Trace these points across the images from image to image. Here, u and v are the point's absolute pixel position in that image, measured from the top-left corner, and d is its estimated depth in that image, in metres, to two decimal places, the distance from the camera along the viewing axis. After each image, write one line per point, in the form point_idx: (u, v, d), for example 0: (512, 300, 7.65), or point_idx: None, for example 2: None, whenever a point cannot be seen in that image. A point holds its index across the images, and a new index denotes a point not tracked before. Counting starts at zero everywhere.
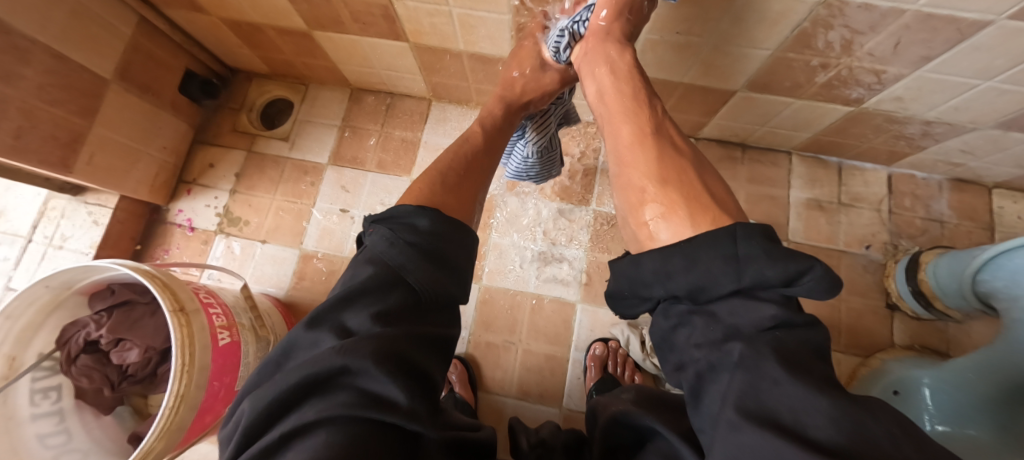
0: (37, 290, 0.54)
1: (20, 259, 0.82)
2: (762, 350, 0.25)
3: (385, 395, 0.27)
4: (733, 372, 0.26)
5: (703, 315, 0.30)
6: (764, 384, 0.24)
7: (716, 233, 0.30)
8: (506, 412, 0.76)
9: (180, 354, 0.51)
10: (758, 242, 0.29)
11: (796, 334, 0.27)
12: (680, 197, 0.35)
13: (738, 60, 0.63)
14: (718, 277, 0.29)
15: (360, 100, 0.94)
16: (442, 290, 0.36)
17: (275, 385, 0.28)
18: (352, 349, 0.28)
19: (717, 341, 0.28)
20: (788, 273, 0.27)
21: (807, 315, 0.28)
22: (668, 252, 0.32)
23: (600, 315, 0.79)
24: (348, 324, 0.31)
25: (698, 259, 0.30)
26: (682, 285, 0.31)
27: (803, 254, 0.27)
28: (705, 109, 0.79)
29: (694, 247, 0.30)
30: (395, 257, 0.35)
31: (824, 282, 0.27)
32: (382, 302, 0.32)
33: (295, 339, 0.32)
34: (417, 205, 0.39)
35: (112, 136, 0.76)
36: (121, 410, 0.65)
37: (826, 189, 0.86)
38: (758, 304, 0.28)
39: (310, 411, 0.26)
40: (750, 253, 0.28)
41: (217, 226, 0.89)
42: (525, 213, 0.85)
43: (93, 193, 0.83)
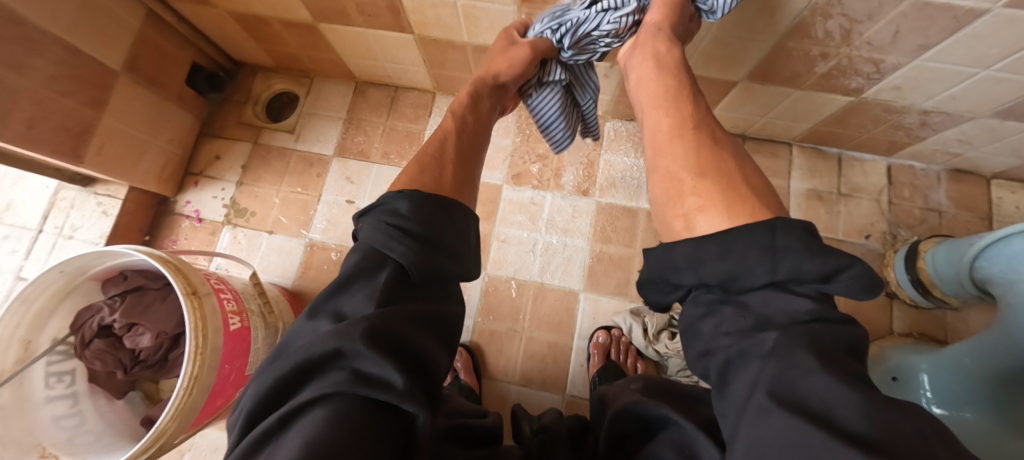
0: (52, 275, 0.55)
1: (30, 249, 0.83)
2: (794, 341, 0.26)
3: (376, 373, 0.27)
4: (764, 361, 0.26)
5: (736, 305, 0.31)
6: (795, 373, 0.24)
7: (755, 226, 0.31)
8: (510, 398, 0.77)
9: (194, 337, 0.52)
10: (798, 235, 0.30)
11: (833, 331, 0.27)
12: (719, 186, 0.37)
13: (739, 50, 0.64)
14: (756, 267, 0.30)
15: (364, 92, 0.95)
16: (432, 271, 0.36)
17: (273, 371, 0.29)
18: (342, 332, 0.29)
19: (749, 329, 0.29)
20: (828, 269, 0.28)
21: (844, 316, 0.29)
22: (705, 243, 0.33)
23: (603, 304, 0.80)
24: (342, 310, 0.32)
25: (736, 249, 0.31)
26: (715, 274, 0.32)
27: (843, 252, 0.28)
28: (706, 100, 0.80)
29: (734, 237, 0.32)
30: (382, 243, 0.36)
31: (861, 280, 0.28)
32: (373, 285, 0.33)
33: (295, 330, 0.33)
34: (396, 192, 0.40)
35: (120, 128, 0.77)
36: (133, 396, 0.66)
37: (825, 179, 0.87)
38: (794, 297, 0.29)
39: (307, 393, 0.27)
40: (791, 244, 0.29)
41: (224, 217, 0.90)
42: (528, 203, 0.86)
43: (102, 184, 0.84)
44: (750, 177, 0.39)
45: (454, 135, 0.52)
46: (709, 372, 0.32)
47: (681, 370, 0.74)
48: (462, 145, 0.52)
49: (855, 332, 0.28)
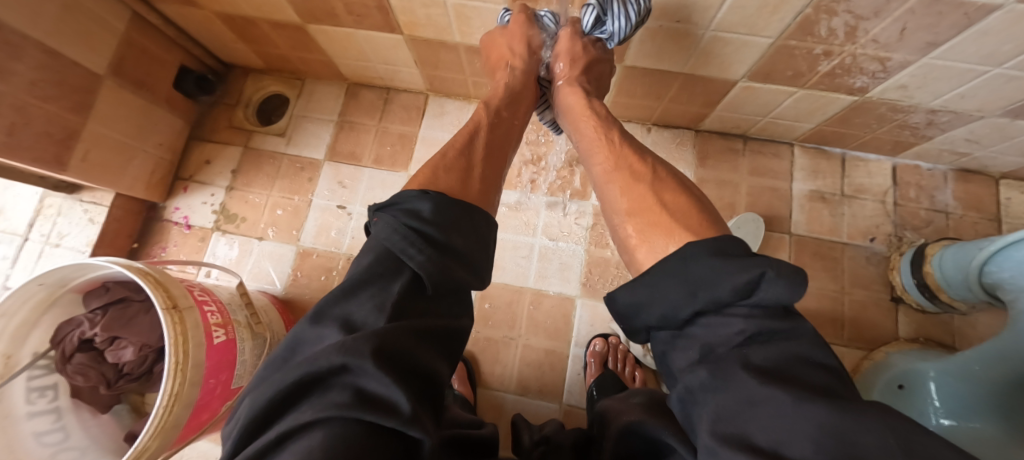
0: (31, 288, 0.53)
1: (17, 257, 0.81)
2: (735, 367, 0.26)
3: (384, 394, 0.25)
4: (712, 392, 0.26)
5: (684, 338, 0.31)
6: (739, 406, 0.24)
7: (669, 262, 0.32)
8: (506, 408, 0.75)
9: (173, 353, 0.50)
10: (705, 260, 0.30)
11: (773, 344, 0.26)
12: (643, 224, 0.39)
13: (738, 49, 0.62)
14: (678, 302, 0.31)
15: (357, 94, 0.93)
16: (447, 282, 0.34)
17: (273, 383, 0.27)
18: (351, 347, 0.26)
19: (699, 361, 0.29)
20: (742, 283, 0.27)
21: (793, 319, 0.28)
22: (637, 285, 0.34)
23: (600, 310, 0.78)
24: (350, 318, 0.30)
25: (659, 290, 0.32)
26: (653, 315, 0.33)
27: (753, 260, 0.28)
28: (706, 100, 0.78)
29: (655, 278, 0.33)
30: (396, 246, 0.33)
31: (783, 285, 0.27)
32: (383, 295, 0.31)
33: (299, 333, 0.30)
34: (420, 191, 0.37)
35: (106, 133, 0.75)
36: (120, 409, 0.65)
37: (829, 180, 0.84)
38: (728, 319, 0.28)
39: (306, 412, 0.25)
40: (702, 276, 0.29)
41: (214, 224, 0.88)
42: (524, 207, 0.84)
43: (89, 191, 0.83)
44: (671, 201, 0.39)
45: (488, 128, 0.52)
46: (676, 402, 0.31)
47: None
48: (489, 147, 0.50)
49: (801, 334, 0.27)
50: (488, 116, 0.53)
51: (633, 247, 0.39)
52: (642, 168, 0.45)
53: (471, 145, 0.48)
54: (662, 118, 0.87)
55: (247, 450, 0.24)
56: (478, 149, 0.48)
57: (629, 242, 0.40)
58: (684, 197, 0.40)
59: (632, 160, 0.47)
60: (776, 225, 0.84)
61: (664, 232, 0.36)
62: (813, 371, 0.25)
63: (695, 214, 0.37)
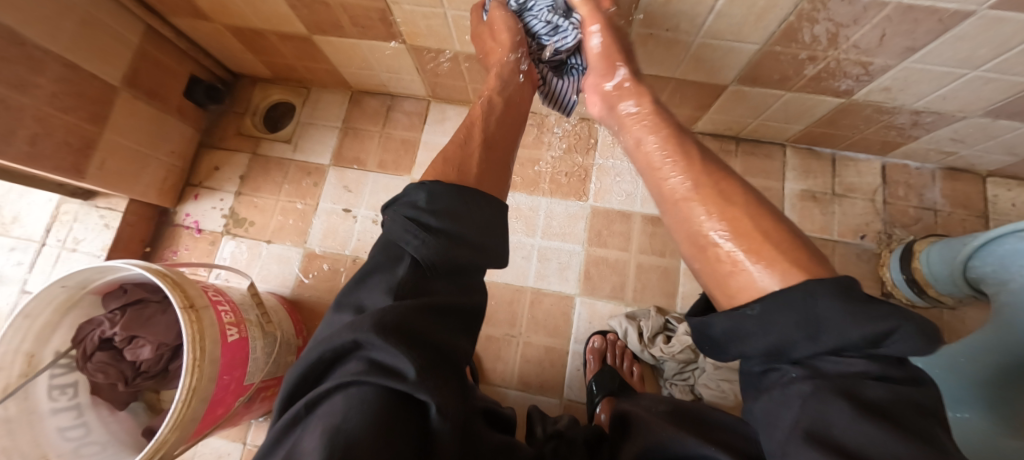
0: (55, 290, 0.56)
1: (35, 262, 0.85)
2: (843, 399, 0.25)
3: (391, 362, 0.28)
4: (810, 425, 0.26)
5: (786, 368, 0.29)
6: (846, 435, 0.24)
7: (790, 294, 0.29)
8: (507, 403, 0.77)
9: (190, 349, 0.53)
10: (839, 302, 0.27)
11: (891, 391, 0.25)
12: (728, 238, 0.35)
13: (727, 55, 0.65)
14: (799, 341, 0.28)
15: (361, 102, 0.96)
16: (447, 263, 0.36)
17: (301, 361, 0.32)
18: (359, 326, 0.30)
19: (801, 394, 0.27)
20: (877, 332, 0.26)
21: (907, 369, 0.27)
22: (748, 316, 0.30)
23: (598, 309, 0.81)
24: (364, 303, 0.34)
25: (776, 324, 0.29)
26: (760, 346, 0.30)
27: (891, 312, 0.26)
28: (698, 103, 0.80)
29: (769, 309, 0.29)
30: (398, 236, 0.36)
31: (915, 340, 0.26)
32: (390, 279, 0.34)
33: (326, 319, 0.35)
34: (419, 182, 0.39)
35: (120, 142, 0.78)
36: (136, 406, 0.68)
37: (820, 180, 0.87)
38: (847, 359, 0.27)
39: (329, 381, 0.29)
40: (835, 316, 0.26)
41: (224, 228, 0.91)
42: (523, 209, 0.86)
43: (104, 197, 0.86)
44: (755, 224, 0.35)
45: (482, 118, 0.54)
46: (756, 421, 0.31)
47: (676, 374, 0.74)
48: (487, 135, 0.52)
49: (913, 381, 0.27)
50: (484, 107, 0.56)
51: (710, 264, 0.36)
52: (709, 180, 0.40)
53: (466, 135, 0.51)
54: None
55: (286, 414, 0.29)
56: (476, 138, 0.50)
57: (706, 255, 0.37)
58: (766, 216, 0.36)
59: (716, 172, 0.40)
60: None
61: (758, 255, 0.33)
62: (924, 420, 0.24)
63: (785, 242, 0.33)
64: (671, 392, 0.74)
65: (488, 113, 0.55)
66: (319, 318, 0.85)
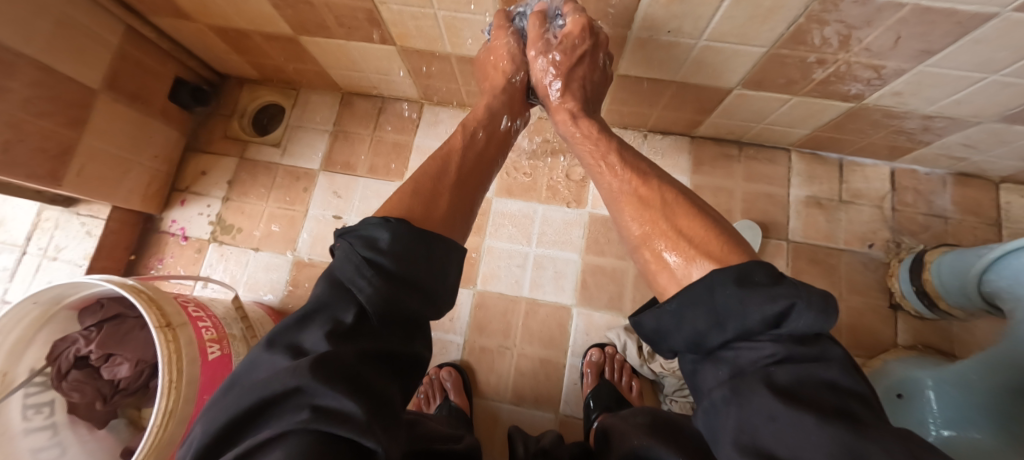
0: (26, 306, 0.56)
1: (16, 270, 0.83)
2: (757, 386, 0.28)
3: (338, 408, 0.26)
4: (737, 410, 0.28)
5: (712, 359, 0.33)
6: (764, 421, 0.26)
7: (694, 289, 0.34)
8: (501, 418, 0.75)
9: (166, 371, 0.53)
10: (730, 289, 0.31)
11: (801, 368, 0.28)
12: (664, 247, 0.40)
13: (731, 58, 0.62)
14: (706, 330, 0.32)
15: (351, 104, 0.93)
16: (397, 313, 0.34)
17: (225, 407, 0.28)
18: (303, 368, 0.27)
19: (724, 380, 0.31)
20: (772, 313, 0.29)
21: (818, 344, 0.29)
22: (664, 313, 0.36)
23: (595, 320, 0.78)
24: (304, 344, 0.31)
25: (686, 317, 0.34)
26: (681, 339, 0.35)
27: (784, 290, 0.29)
28: (699, 107, 0.77)
29: (681, 305, 0.34)
30: (348, 276, 0.34)
31: (812, 314, 0.28)
32: (334, 323, 0.32)
33: (254, 359, 0.32)
34: (380, 218, 0.37)
35: (101, 147, 0.76)
36: (117, 423, 0.66)
37: (825, 186, 0.84)
38: (757, 344, 0.30)
39: (265, 432, 0.26)
40: (726, 303, 0.31)
41: (210, 235, 0.88)
42: (518, 216, 0.83)
43: (85, 204, 0.83)
44: (688, 227, 0.40)
45: (460, 151, 0.52)
46: (701, 420, 0.33)
47: (677, 390, 0.72)
48: (466, 167, 0.51)
49: (831, 359, 0.28)
50: (461, 138, 0.54)
51: (652, 271, 0.41)
52: (650, 192, 0.46)
53: (444, 166, 0.49)
54: (657, 125, 0.87)
55: None
56: (451, 170, 0.49)
57: (648, 265, 0.42)
58: (698, 219, 0.40)
59: (667, 191, 0.45)
60: (772, 232, 0.83)
61: (687, 256, 0.37)
62: (836, 395, 0.26)
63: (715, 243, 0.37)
64: (671, 408, 0.72)
65: (466, 148, 0.53)
66: None
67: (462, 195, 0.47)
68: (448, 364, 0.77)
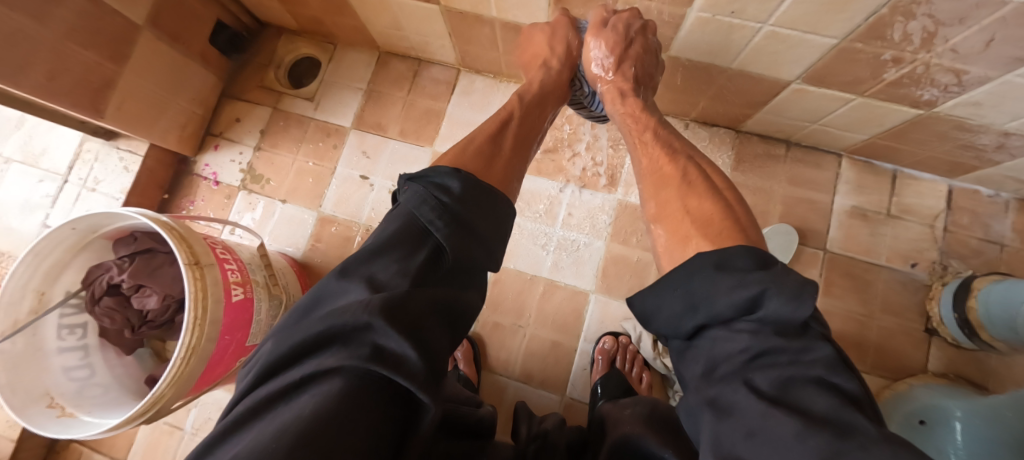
0: (64, 231, 0.59)
1: (58, 197, 0.86)
2: (734, 388, 0.24)
3: (401, 352, 0.26)
4: (712, 410, 0.25)
5: (691, 350, 0.29)
6: (738, 435, 0.22)
7: (675, 273, 0.31)
8: (507, 395, 0.75)
9: (192, 308, 0.54)
10: (705, 271, 0.29)
11: (774, 366, 0.24)
12: (673, 243, 0.37)
13: (795, 47, 0.57)
14: (680, 314, 0.29)
15: (387, 64, 0.91)
16: (464, 262, 0.36)
17: (294, 333, 0.28)
18: (378, 306, 0.27)
19: (701, 375, 0.27)
20: (742, 299, 0.26)
21: (805, 339, 0.24)
22: (647, 295, 0.33)
23: (612, 308, 0.77)
24: (375, 277, 0.31)
25: (664, 301, 0.31)
26: (663, 324, 0.31)
27: (755, 276, 0.26)
28: (751, 100, 0.73)
29: (661, 287, 0.32)
30: (424, 217, 0.35)
31: (788, 301, 0.24)
32: (407, 262, 0.33)
33: (323, 288, 0.32)
34: (451, 169, 0.39)
35: (141, 85, 0.77)
36: (143, 352, 0.73)
37: (874, 197, 0.79)
38: (731, 335, 0.26)
39: (328, 358, 0.26)
40: (701, 287, 0.28)
41: (240, 183, 0.89)
42: (545, 196, 0.82)
43: (125, 139, 0.86)
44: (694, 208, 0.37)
45: (518, 121, 0.53)
46: (685, 418, 0.29)
47: None
48: (519, 138, 0.52)
49: (814, 357, 0.23)
50: (518, 107, 0.55)
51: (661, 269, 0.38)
52: (672, 172, 0.43)
53: (499, 139, 0.49)
54: (702, 115, 0.82)
55: (266, 391, 0.25)
56: (507, 137, 0.51)
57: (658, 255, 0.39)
58: (711, 203, 0.37)
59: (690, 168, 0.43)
60: (809, 239, 0.79)
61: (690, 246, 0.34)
62: (824, 396, 0.21)
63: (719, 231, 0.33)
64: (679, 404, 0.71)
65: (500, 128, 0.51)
66: None
67: (490, 158, 0.46)
68: None
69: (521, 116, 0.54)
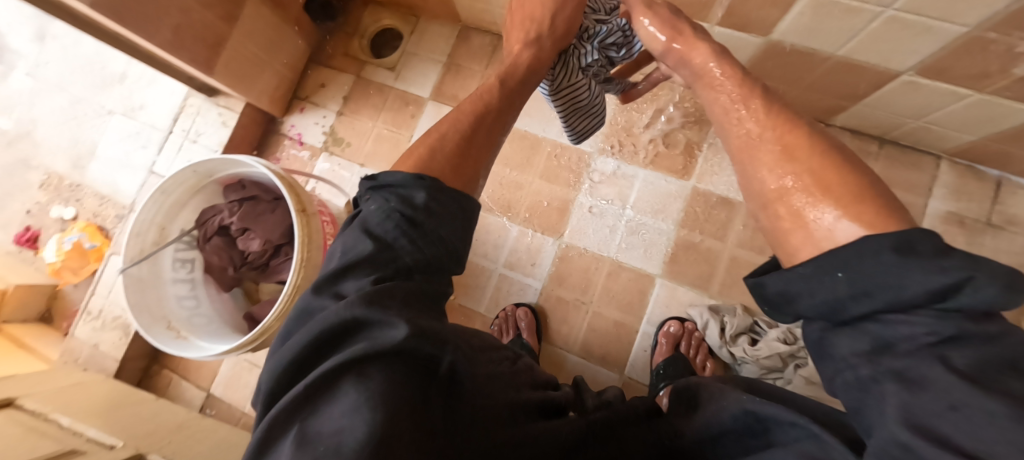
0: (187, 173, 0.65)
1: (164, 147, 0.94)
2: (938, 381, 0.18)
3: (395, 357, 0.23)
4: (904, 408, 0.18)
5: (842, 334, 0.22)
6: (944, 417, 0.17)
7: (835, 251, 0.22)
8: (567, 367, 0.78)
9: (300, 251, 0.59)
10: (880, 250, 0.20)
11: (983, 358, 0.18)
12: (800, 208, 0.25)
13: (917, 35, 0.54)
14: (840, 299, 0.21)
15: (468, 38, 0.92)
16: (437, 269, 0.29)
17: (277, 360, 0.25)
18: (355, 314, 0.24)
19: (865, 364, 0.20)
20: (944, 285, 0.18)
21: (997, 324, 0.19)
22: (782, 278, 0.24)
23: (679, 294, 0.77)
24: (341, 295, 0.27)
25: (813, 281, 0.22)
26: (807, 307, 0.23)
27: (952, 255, 0.19)
28: (849, 92, 0.70)
29: (809, 267, 0.23)
30: (385, 232, 0.29)
31: (1000, 287, 0.18)
32: (376, 275, 0.27)
33: (304, 305, 0.28)
34: (413, 173, 0.31)
35: (245, 46, 0.82)
36: (237, 292, 0.78)
37: (974, 204, 0.74)
38: (910, 319, 0.19)
39: (324, 372, 0.23)
40: (874, 270, 0.20)
41: (323, 144, 0.94)
42: (619, 177, 0.82)
43: (224, 96, 0.92)
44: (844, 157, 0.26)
45: (518, 91, 0.41)
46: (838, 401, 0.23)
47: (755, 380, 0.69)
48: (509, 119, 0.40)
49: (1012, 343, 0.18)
50: (515, 70, 0.41)
51: (782, 232, 0.26)
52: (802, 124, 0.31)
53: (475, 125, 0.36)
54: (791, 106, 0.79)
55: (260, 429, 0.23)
56: (490, 111, 0.38)
57: (777, 227, 0.26)
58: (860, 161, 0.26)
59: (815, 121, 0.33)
60: None
61: (830, 212, 0.23)
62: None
63: (871, 189, 0.23)
64: None
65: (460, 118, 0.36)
66: None
67: (461, 141, 0.34)
68: (524, 305, 0.80)
69: (514, 100, 0.40)
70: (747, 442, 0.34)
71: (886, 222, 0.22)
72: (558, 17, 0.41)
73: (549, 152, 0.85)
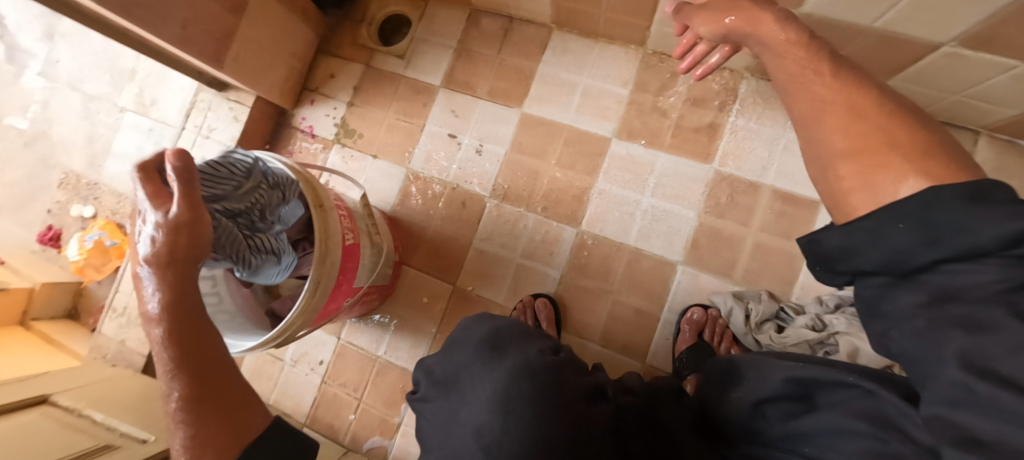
0: None
1: (177, 143, 0.94)
2: (994, 317, 0.20)
3: None
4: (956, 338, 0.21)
5: (910, 286, 0.25)
6: (1001, 352, 0.20)
7: (903, 203, 0.25)
8: (587, 356, 0.77)
9: (320, 245, 0.58)
10: (958, 202, 0.22)
11: None
12: (865, 171, 0.27)
13: (964, 3, 0.49)
14: (909, 248, 0.24)
15: (478, 22, 0.89)
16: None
17: None
18: None
19: (925, 305, 0.24)
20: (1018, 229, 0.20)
21: None
22: (846, 230, 0.28)
23: (701, 281, 0.75)
24: None
25: (885, 235, 0.25)
26: (872, 260, 0.26)
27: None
28: (888, 65, 0.67)
29: (880, 222, 0.26)
30: None
31: None
32: None
33: None
34: None
35: (253, 38, 0.81)
36: (257, 288, 0.80)
37: (1015, 182, 0.70)
38: (980, 266, 0.22)
39: None
40: (948, 218, 0.23)
41: (335, 136, 0.93)
42: (638, 162, 0.80)
43: (235, 90, 0.91)
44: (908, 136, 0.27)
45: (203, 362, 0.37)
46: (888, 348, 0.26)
47: None
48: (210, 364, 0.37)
49: None
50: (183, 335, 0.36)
51: (843, 192, 0.29)
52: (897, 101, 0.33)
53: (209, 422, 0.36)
54: None
55: None
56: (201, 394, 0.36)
57: (836, 188, 0.30)
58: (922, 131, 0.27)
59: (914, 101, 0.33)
60: None
61: (896, 175, 0.26)
62: None
63: (936, 148, 0.26)
64: None
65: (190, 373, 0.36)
66: (415, 239, 0.87)
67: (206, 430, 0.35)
68: (543, 295, 0.79)
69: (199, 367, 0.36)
70: (788, 406, 0.35)
71: (953, 174, 0.24)
72: (180, 238, 0.37)
73: (565, 138, 0.83)
